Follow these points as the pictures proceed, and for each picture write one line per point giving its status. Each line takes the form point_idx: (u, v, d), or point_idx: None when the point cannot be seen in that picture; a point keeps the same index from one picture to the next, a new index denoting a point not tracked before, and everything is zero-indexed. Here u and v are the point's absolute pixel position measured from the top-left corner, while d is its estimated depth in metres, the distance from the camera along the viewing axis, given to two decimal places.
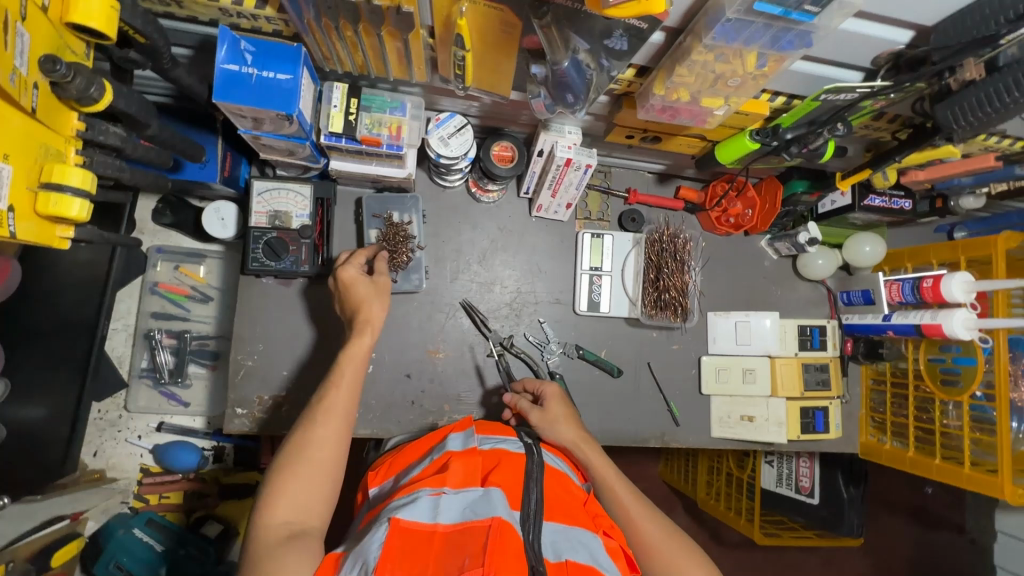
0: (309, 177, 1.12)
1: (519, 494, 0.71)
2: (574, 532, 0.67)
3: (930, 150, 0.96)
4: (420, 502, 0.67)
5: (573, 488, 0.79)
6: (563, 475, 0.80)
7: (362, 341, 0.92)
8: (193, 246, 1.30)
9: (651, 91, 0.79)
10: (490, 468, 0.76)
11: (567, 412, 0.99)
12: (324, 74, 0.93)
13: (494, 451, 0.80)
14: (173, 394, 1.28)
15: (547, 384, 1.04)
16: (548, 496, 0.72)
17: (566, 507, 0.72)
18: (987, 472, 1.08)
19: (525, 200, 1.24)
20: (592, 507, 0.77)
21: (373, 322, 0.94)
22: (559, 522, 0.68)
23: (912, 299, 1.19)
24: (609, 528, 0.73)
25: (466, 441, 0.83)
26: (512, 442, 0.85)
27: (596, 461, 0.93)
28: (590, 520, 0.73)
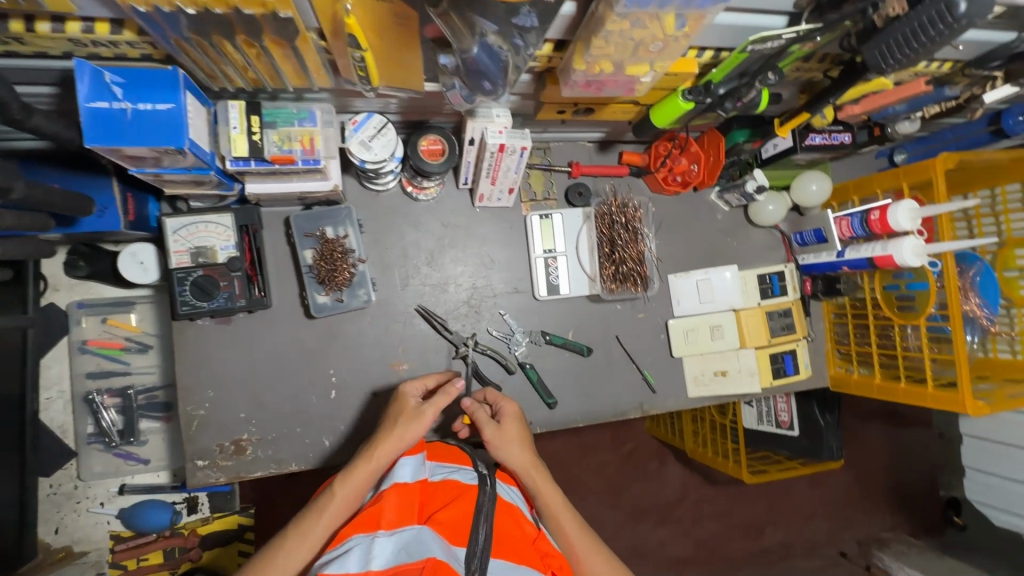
0: (228, 205, 1.03)
1: (464, 534, 0.71)
2: (520, 571, 0.68)
3: (862, 85, 0.94)
4: (352, 552, 0.65)
5: (524, 524, 0.79)
6: (516, 510, 0.80)
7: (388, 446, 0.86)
8: (116, 294, 1.19)
9: (572, 66, 0.73)
10: (435, 508, 0.75)
11: (522, 433, 0.94)
12: (215, 93, 0.84)
13: (444, 485, 0.81)
14: (130, 453, 1.20)
15: (506, 401, 0.99)
16: (498, 533, 0.73)
17: (516, 544, 0.73)
18: (948, 388, 1.12)
19: (466, 191, 1.18)
20: (543, 544, 0.78)
21: (404, 438, 0.87)
22: (508, 561, 0.69)
23: (863, 233, 1.19)
24: (558, 568, 0.75)
25: (417, 470, 0.82)
26: (465, 471, 0.85)
27: (547, 491, 0.89)
28: (538, 559, 0.74)
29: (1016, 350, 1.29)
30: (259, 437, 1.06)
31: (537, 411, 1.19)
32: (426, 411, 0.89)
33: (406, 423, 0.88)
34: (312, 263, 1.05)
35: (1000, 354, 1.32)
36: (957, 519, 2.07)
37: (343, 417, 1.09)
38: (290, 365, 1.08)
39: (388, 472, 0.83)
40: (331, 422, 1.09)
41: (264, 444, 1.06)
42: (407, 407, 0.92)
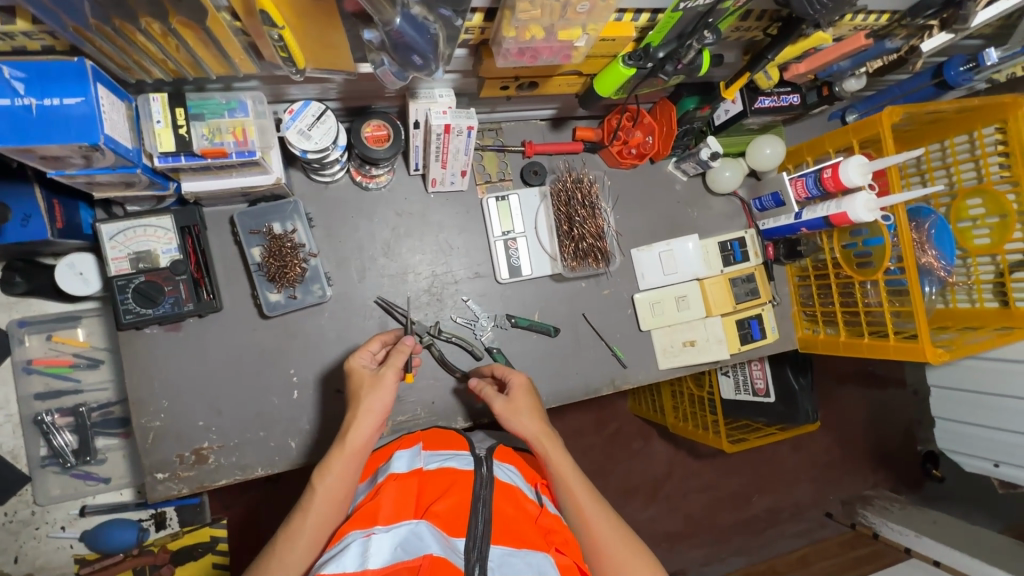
0: (168, 207, 0.99)
1: (463, 523, 0.69)
2: (523, 554, 0.66)
3: (802, 41, 0.93)
4: (349, 548, 0.63)
5: (525, 503, 0.77)
6: (516, 489, 0.78)
7: (358, 429, 0.81)
8: (61, 309, 1.15)
9: (502, 34, 0.71)
10: (431, 498, 0.73)
11: (534, 403, 0.93)
12: (135, 87, 0.80)
13: (440, 471, 0.79)
14: (88, 474, 1.16)
15: (516, 374, 0.98)
16: (497, 516, 0.71)
17: (515, 525, 0.71)
18: (909, 339, 1.13)
19: (418, 177, 1.15)
20: (546, 521, 0.76)
21: (373, 411, 0.83)
22: (508, 545, 0.67)
23: (817, 192, 1.20)
24: (561, 544, 0.73)
25: (412, 462, 0.82)
26: (460, 458, 0.82)
27: (560, 461, 0.89)
28: (542, 538, 0.72)
29: (974, 298, 1.33)
30: (220, 445, 1.03)
31: None
32: (387, 375, 0.86)
33: (371, 393, 0.84)
34: (260, 260, 1.01)
35: (959, 304, 1.36)
36: (934, 471, 2.13)
37: (308, 417, 1.06)
38: (247, 368, 1.05)
39: (383, 469, 0.82)
40: (295, 422, 1.06)
41: (226, 451, 1.03)
42: (367, 376, 0.87)
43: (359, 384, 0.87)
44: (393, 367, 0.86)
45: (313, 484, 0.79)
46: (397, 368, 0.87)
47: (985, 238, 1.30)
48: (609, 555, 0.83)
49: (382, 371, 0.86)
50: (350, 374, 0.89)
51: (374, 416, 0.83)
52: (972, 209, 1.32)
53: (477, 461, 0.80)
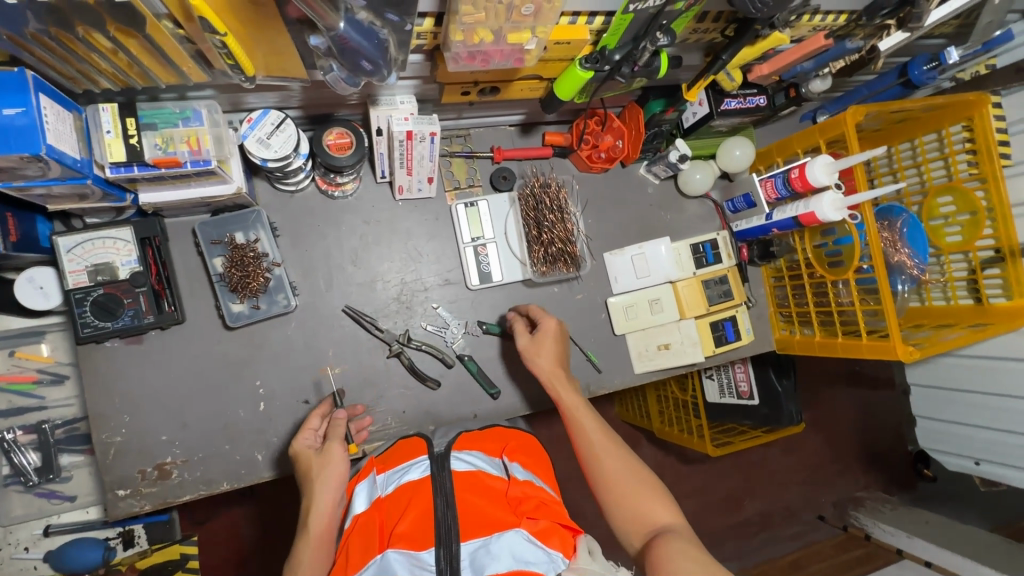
0: (128, 218, 0.97)
1: (429, 530, 0.70)
2: (492, 542, 0.67)
3: (761, 41, 0.93)
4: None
5: (491, 483, 0.77)
6: (479, 476, 0.78)
7: (319, 504, 0.82)
8: (25, 325, 1.10)
9: (450, 38, 0.70)
10: (395, 520, 0.73)
11: (555, 346, 1.03)
12: (86, 97, 0.79)
13: (399, 492, 0.77)
14: (53, 492, 1.13)
15: (549, 317, 1.06)
16: (463, 512, 0.71)
17: (483, 513, 0.71)
18: (881, 338, 1.13)
19: (385, 184, 1.14)
20: (516, 492, 0.76)
21: (330, 482, 0.84)
22: (478, 538, 0.68)
23: (785, 192, 1.20)
24: (533, 511, 0.73)
25: (370, 492, 0.79)
26: (416, 466, 0.80)
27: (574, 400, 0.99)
28: (512, 513, 0.73)
29: (949, 295, 1.35)
30: (184, 459, 1.01)
31: (482, 402, 1.16)
32: (333, 449, 0.87)
33: (323, 471, 0.85)
34: (222, 271, 1.00)
35: (934, 301, 1.37)
36: (925, 471, 2.11)
37: (275, 429, 1.04)
38: (212, 380, 1.03)
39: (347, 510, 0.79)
40: (262, 434, 1.04)
41: (190, 466, 1.01)
42: (313, 458, 0.88)
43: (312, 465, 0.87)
44: (335, 439, 0.89)
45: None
46: (340, 438, 0.89)
47: (957, 235, 1.30)
48: (616, 481, 0.87)
49: (328, 447, 0.88)
50: (299, 459, 0.90)
51: (333, 491, 0.84)
52: (943, 207, 1.32)
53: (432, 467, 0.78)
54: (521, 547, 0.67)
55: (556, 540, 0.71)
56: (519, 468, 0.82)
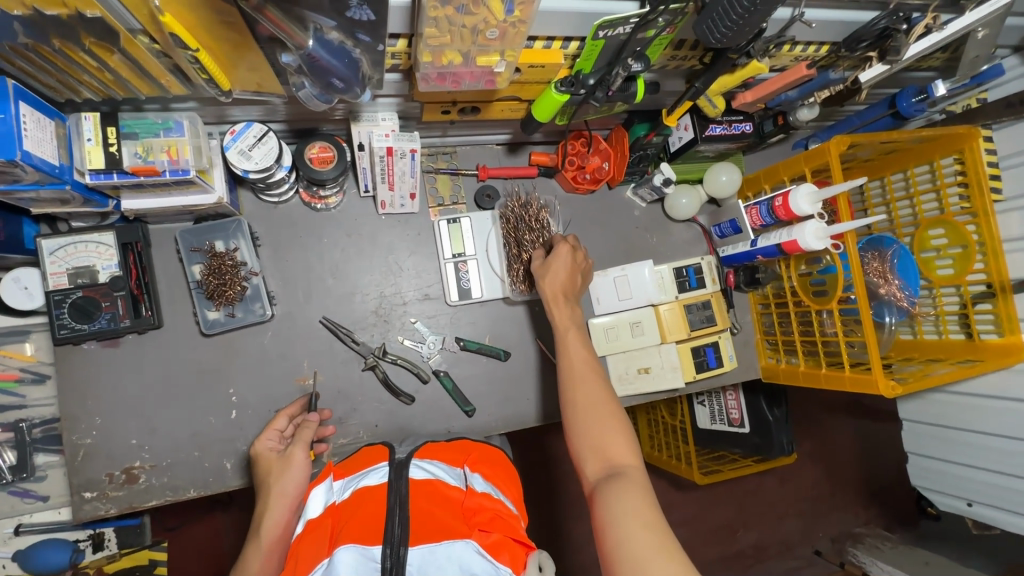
0: (113, 223, 1.00)
1: (380, 529, 0.69)
2: (441, 548, 0.66)
3: (740, 70, 0.93)
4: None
5: (447, 493, 0.77)
6: (435, 485, 0.77)
7: (269, 515, 0.82)
8: (9, 323, 1.11)
9: (419, 59, 0.71)
10: (345, 523, 0.72)
11: (565, 270, 1.05)
12: (70, 105, 0.82)
13: (355, 497, 0.76)
14: (27, 491, 1.13)
15: (565, 244, 1.07)
16: (414, 518, 0.71)
17: (434, 520, 0.70)
18: (865, 371, 1.10)
19: (370, 199, 1.16)
20: (471, 503, 0.75)
21: (286, 490, 0.85)
22: (426, 544, 0.67)
23: (770, 220, 1.19)
24: (487, 523, 0.72)
25: (326, 496, 0.79)
26: (375, 472, 0.81)
27: (568, 327, 1.00)
28: (465, 524, 0.71)
29: (941, 330, 1.31)
30: (152, 464, 1.01)
31: (456, 419, 1.15)
32: (296, 454, 0.88)
33: (282, 476, 0.86)
34: (200, 278, 1.01)
35: (926, 335, 1.34)
36: (928, 509, 1.99)
37: (245, 438, 1.04)
38: (186, 386, 1.04)
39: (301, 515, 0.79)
40: (232, 442, 1.04)
41: (158, 470, 1.01)
42: (276, 462, 0.90)
43: (274, 470, 0.88)
44: (298, 442, 0.90)
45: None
46: (305, 441, 0.90)
47: (948, 269, 1.28)
48: (591, 411, 0.88)
49: (291, 450, 0.89)
50: (264, 461, 0.93)
51: (288, 499, 0.84)
52: (934, 240, 1.30)
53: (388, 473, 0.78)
54: (469, 558, 0.66)
55: (506, 556, 0.68)
56: (480, 479, 0.81)
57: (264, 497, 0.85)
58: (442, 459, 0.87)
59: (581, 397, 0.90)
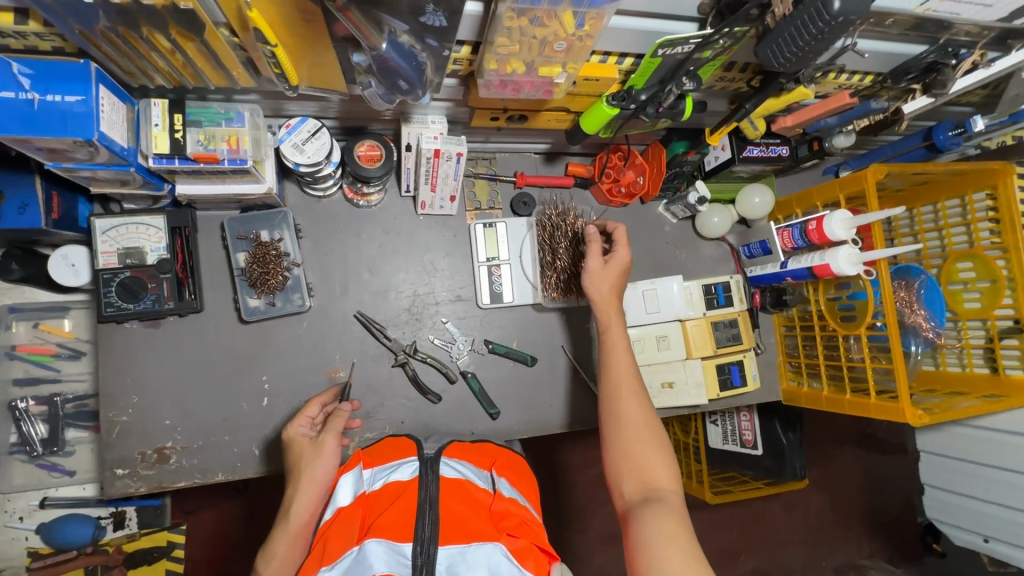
0: (163, 208, 1.02)
1: (409, 526, 0.65)
2: (470, 552, 0.62)
3: (785, 94, 0.96)
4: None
5: (476, 494, 0.73)
6: (466, 484, 0.73)
7: (297, 501, 0.78)
8: (52, 299, 1.18)
9: (484, 66, 0.74)
10: (375, 515, 0.69)
11: (618, 276, 1.01)
12: (139, 91, 0.85)
13: (385, 489, 0.73)
14: (55, 465, 1.15)
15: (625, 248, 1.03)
16: (444, 516, 0.66)
17: (463, 520, 0.66)
18: (890, 399, 1.11)
19: (409, 199, 1.18)
20: (500, 507, 0.71)
21: (316, 478, 0.80)
22: (456, 544, 0.63)
23: (802, 243, 1.20)
24: (514, 528, 0.68)
25: (355, 485, 0.75)
26: (405, 465, 0.77)
27: (616, 338, 0.97)
28: (493, 527, 0.68)
29: (964, 362, 1.31)
30: (183, 446, 1.03)
31: (480, 421, 1.16)
32: (327, 442, 0.83)
33: (312, 463, 0.81)
34: (244, 266, 1.04)
35: (949, 367, 1.34)
36: (935, 545, 1.97)
37: (275, 426, 1.06)
38: (220, 371, 1.06)
39: (330, 502, 0.75)
40: (261, 430, 1.06)
41: (188, 452, 1.03)
42: (307, 447, 0.84)
43: (303, 457, 0.83)
44: (329, 431, 0.84)
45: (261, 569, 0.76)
46: (337, 429, 0.85)
47: (975, 302, 1.28)
48: (632, 431, 0.87)
49: (323, 438, 0.83)
50: (293, 442, 0.87)
51: (317, 488, 0.79)
52: (962, 272, 1.31)
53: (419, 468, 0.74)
54: (498, 562, 0.62)
55: (531, 561, 0.66)
56: (506, 483, 0.79)
57: (292, 482, 0.81)
58: (470, 459, 0.84)
59: (626, 414, 0.89)
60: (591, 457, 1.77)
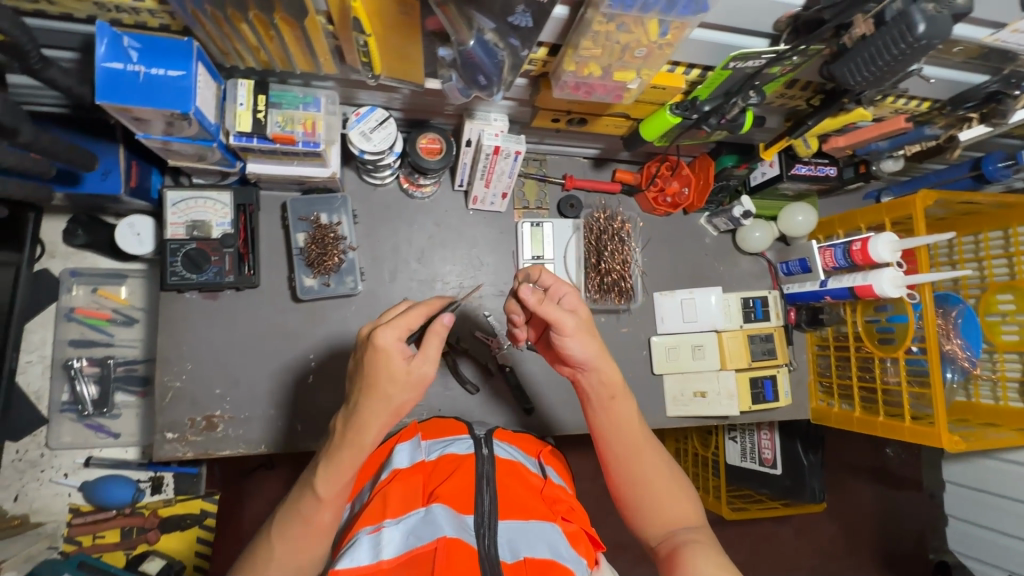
0: (230, 183, 1.05)
1: (472, 498, 0.71)
2: (531, 526, 0.67)
3: (843, 114, 0.98)
4: (360, 543, 0.64)
5: (529, 476, 0.78)
6: (519, 465, 0.79)
7: (373, 426, 0.66)
8: (111, 267, 1.25)
9: (563, 68, 0.77)
10: (436, 483, 0.74)
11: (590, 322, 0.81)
12: (227, 72, 0.89)
13: (442, 460, 0.78)
14: (101, 426, 1.23)
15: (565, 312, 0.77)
16: (502, 493, 0.72)
17: (521, 499, 0.72)
18: (926, 424, 1.11)
19: (461, 193, 1.21)
20: (551, 491, 0.77)
21: (403, 410, 0.68)
22: (516, 519, 0.68)
23: (845, 263, 1.21)
24: (567, 512, 0.74)
25: (413, 454, 0.81)
26: (461, 442, 0.83)
27: (621, 402, 0.82)
28: (547, 508, 0.74)
29: (998, 395, 1.29)
30: (231, 416, 1.06)
31: (514, 415, 1.18)
32: (431, 375, 0.67)
33: (407, 393, 0.66)
34: (303, 246, 1.07)
35: (982, 399, 1.32)
36: None
37: (318, 403, 1.09)
38: (270, 346, 1.09)
39: (385, 464, 0.81)
40: (305, 406, 1.09)
41: (235, 422, 1.06)
42: (398, 373, 0.65)
43: (397, 384, 0.65)
44: (432, 362, 0.67)
45: (316, 492, 0.69)
46: (439, 361, 0.68)
47: (1013, 334, 1.27)
48: (655, 485, 0.80)
49: (427, 369, 0.67)
50: (378, 358, 0.64)
51: (399, 418, 0.68)
52: (1002, 304, 1.30)
53: (476, 444, 0.80)
54: (557, 539, 0.67)
55: (583, 546, 0.70)
56: (553, 471, 0.85)
57: (372, 406, 0.65)
58: (519, 445, 0.89)
59: (644, 467, 0.81)
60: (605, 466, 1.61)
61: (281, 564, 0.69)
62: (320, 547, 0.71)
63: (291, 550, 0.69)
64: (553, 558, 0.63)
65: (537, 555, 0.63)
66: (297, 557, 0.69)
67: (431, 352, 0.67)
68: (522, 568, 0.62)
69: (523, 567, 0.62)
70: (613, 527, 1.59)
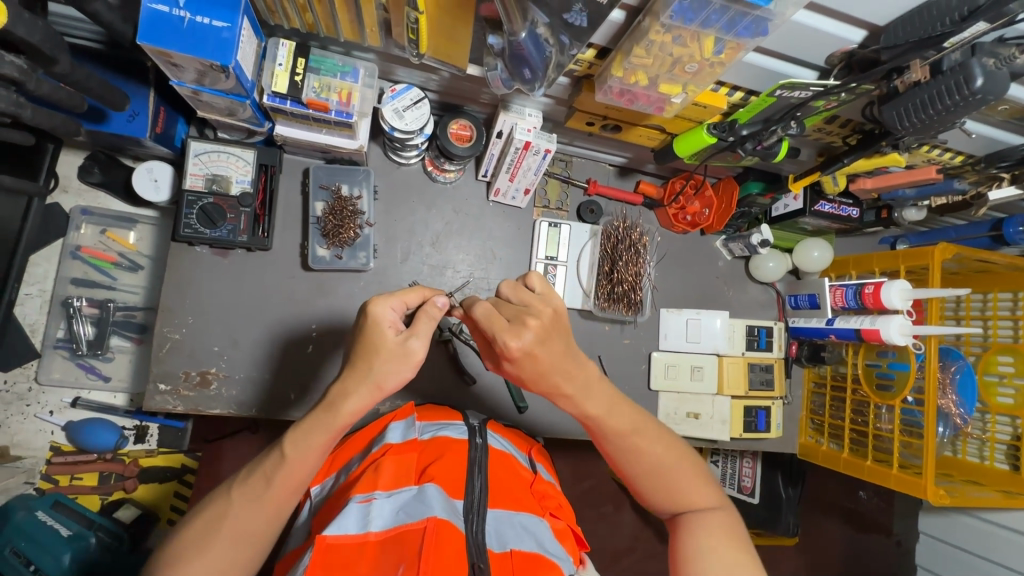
0: (254, 143, 1.05)
1: (462, 482, 0.70)
2: (518, 518, 0.68)
3: (877, 157, 0.97)
4: (348, 511, 0.63)
5: (520, 469, 0.78)
6: (511, 458, 0.79)
7: (353, 396, 0.66)
8: (122, 210, 1.25)
9: (609, 72, 0.77)
10: (429, 461, 0.73)
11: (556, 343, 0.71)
12: (269, 29, 0.89)
13: (435, 441, 0.78)
14: (93, 367, 1.23)
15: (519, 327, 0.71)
16: (493, 481, 0.72)
17: (511, 489, 0.72)
18: (912, 474, 1.10)
19: (483, 183, 1.20)
20: (540, 487, 0.77)
21: (383, 383, 0.66)
22: (505, 509, 0.68)
23: (854, 304, 1.20)
24: (555, 509, 0.74)
25: (406, 431, 0.80)
26: (455, 427, 0.83)
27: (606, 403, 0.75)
28: (536, 503, 0.73)
29: (985, 455, 1.28)
30: (226, 375, 1.06)
31: (509, 411, 1.16)
32: (418, 350, 0.67)
33: (389, 364, 0.66)
34: (321, 215, 1.07)
35: (968, 456, 1.31)
36: None
37: (314, 374, 1.08)
38: (274, 311, 1.08)
39: (376, 439, 0.80)
40: (301, 375, 1.08)
41: (228, 381, 1.06)
42: (388, 343, 0.66)
43: (380, 354, 0.66)
44: (422, 340, 0.67)
45: (284, 450, 0.67)
46: (429, 337, 0.67)
47: (1008, 398, 1.25)
48: (661, 470, 0.77)
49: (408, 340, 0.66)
50: (369, 325, 0.67)
51: (381, 394, 0.67)
52: (1001, 365, 1.28)
53: (471, 431, 0.79)
54: (545, 534, 0.67)
55: (570, 543, 0.71)
56: (543, 468, 0.84)
57: (354, 373, 0.66)
58: (510, 439, 0.88)
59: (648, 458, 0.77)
60: (583, 471, 1.61)
61: (234, 522, 0.66)
62: (278, 512, 0.68)
63: (248, 508, 0.67)
64: (539, 553, 0.63)
65: (524, 548, 0.64)
66: (254, 519, 0.67)
67: (421, 328, 0.67)
68: (508, 560, 0.61)
69: (511, 558, 0.62)
70: (585, 533, 1.59)
